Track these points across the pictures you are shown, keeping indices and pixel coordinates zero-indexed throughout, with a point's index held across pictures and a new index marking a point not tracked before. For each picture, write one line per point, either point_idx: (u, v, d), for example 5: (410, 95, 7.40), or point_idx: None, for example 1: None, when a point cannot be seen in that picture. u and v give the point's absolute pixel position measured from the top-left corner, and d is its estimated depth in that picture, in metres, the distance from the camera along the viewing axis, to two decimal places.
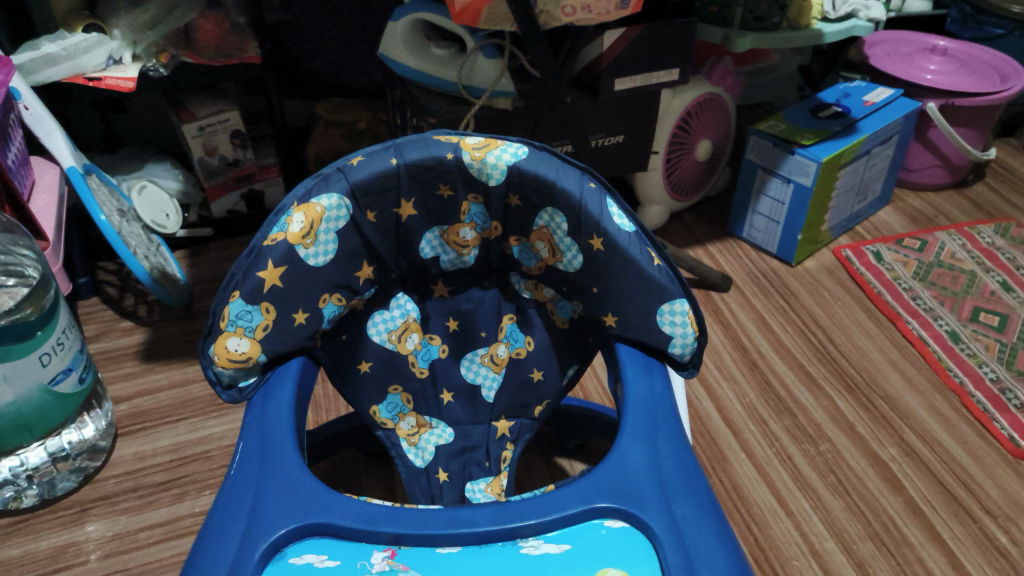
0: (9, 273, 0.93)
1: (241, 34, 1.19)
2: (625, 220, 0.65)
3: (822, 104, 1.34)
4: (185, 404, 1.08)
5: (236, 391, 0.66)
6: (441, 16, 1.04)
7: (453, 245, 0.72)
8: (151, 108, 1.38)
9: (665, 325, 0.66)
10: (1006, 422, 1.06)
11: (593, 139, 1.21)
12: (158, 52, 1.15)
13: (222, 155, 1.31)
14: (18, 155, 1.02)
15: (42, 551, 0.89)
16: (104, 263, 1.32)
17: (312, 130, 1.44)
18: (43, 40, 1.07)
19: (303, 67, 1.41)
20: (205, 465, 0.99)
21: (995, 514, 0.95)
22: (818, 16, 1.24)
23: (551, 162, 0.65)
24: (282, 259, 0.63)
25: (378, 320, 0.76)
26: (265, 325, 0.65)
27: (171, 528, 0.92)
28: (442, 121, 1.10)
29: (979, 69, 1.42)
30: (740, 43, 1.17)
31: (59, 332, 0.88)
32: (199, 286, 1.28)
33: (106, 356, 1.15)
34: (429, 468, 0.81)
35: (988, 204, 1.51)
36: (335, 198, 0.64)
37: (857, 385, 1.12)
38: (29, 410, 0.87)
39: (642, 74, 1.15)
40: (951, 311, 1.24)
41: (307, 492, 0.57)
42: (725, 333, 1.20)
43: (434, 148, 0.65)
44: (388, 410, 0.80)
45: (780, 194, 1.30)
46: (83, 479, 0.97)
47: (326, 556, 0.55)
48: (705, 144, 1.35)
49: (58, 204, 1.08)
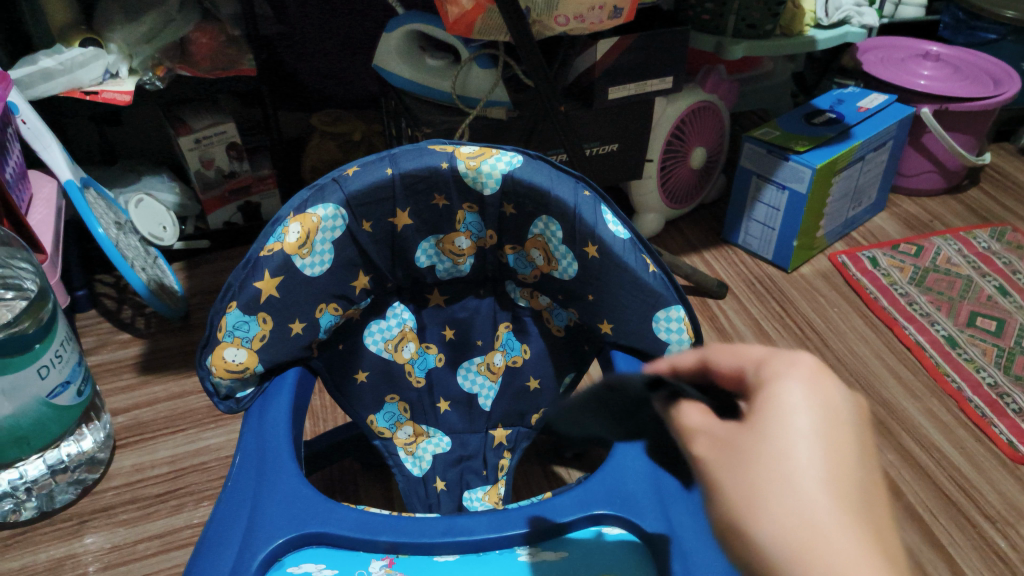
0: (7, 285, 0.94)
1: (237, 47, 1.20)
2: (619, 228, 0.65)
3: (816, 110, 1.35)
4: (182, 416, 1.08)
5: (234, 401, 0.67)
6: (435, 27, 1.04)
7: (449, 254, 0.73)
8: (148, 121, 1.39)
9: (660, 332, 0.66)
10: (1004, 426, 1.07)
11: (588, 147, 1.21)
12: (154, 65, 1.16)
13: (218, 167, 1.32)
14: (16, 169, 1.03)
15: (41, 563, 0.89)
16: (101, 276, 1.32)
17: (308, 141, 1.45)
18: (40, 55, 1.08)
19: (298, 78, 1.42)
20: (203, 476, 0.99)
21: (994, 519, 0.95)
22: (811, 23, 1.25)
23: (546, 171, 0.66)
24: (278, 269, 0.63)
25: (375, 329, 0.76)
26: (262, 335, 0.65)
27: (170, 540, 0.92)
28: (437, 131, 1.10)
29: (972, 74, 1.42)
30: (733, 51, 1.19)
31: (57, 345, 0.88)
32: (196, 297, 1.28)
33: (104, 368, 1.15)
34: (426, 477, 0.80)
35: (983, 209, 1.51)
36: (331, 208, 0.65)
37: (855, 390, 1.12)
38: (28, 423, 0.87)
39: (635, 82, 1.16)
40: (947, 317, 1.24)
41: (304, 502, 0.58)
42: (721, 340, 1.21)
43: (429, 157, 0.66)
44: (385, 419, 0.80)
45: (775, 201, 1.31)
46: (81, 491, 0.97)
47: (324, 565, 0.54)
48: (699, 151, 1.35)
49: (56, 218, 1.08)
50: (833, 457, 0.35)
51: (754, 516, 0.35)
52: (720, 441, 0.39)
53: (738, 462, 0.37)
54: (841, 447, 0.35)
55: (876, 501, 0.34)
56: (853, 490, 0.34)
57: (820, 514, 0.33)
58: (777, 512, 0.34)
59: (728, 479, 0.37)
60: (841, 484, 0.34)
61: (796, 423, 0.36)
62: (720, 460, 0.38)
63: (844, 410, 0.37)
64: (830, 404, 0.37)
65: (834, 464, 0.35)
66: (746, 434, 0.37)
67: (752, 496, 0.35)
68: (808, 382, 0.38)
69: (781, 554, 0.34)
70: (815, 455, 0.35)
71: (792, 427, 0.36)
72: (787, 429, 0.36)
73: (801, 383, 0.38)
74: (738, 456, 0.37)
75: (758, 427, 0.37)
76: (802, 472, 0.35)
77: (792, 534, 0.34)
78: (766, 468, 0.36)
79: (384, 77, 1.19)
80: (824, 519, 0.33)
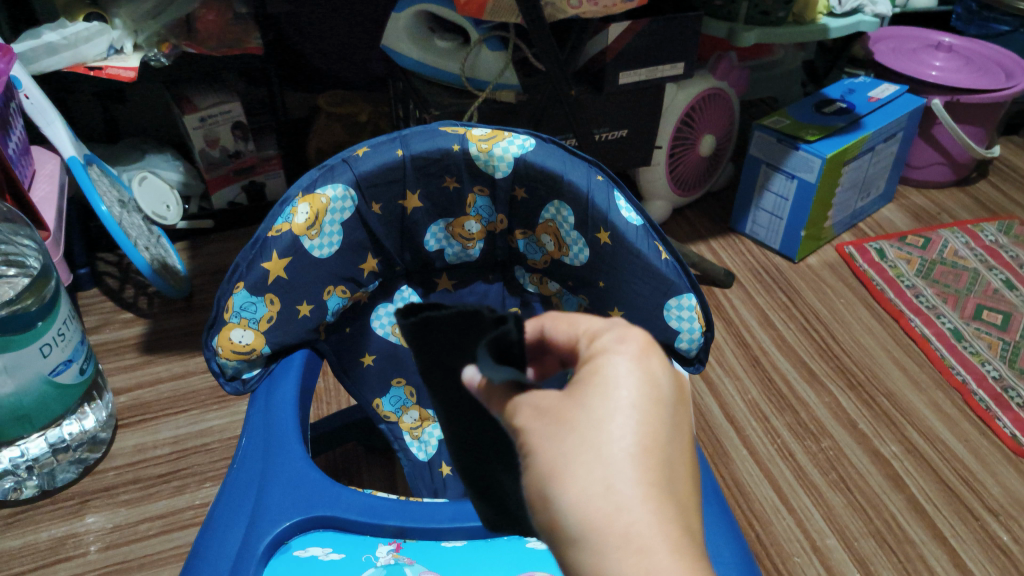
0: (9, 262, 0.93)
1: (243, 25, 1.18)
2: (632, 214, 0.63)
3: (826, 100, 1.33)
4: (185, 397, 1.07)
5: (240, 383, 0.66)
6: (444, 8, 1.03)
7: (459, 238, 0.71)
8: (152, 99, 1.37)
9: (671, 320, 0.64)
10: (1008, 419, 1.07)
11: (597, 133, 1.20)
12: (159, 42, 1.14)
13: (223, 146, 1.30)
14: (18, 144, 1.01)
15: (42, 542, 0.89)
16: (104, 254, 1.32)
17: (313, 123, 1.44)
18: (43, 29, 1.06)
19: (305, 61, 1.41)
20: (205, 457, 0.99)
21: (998, 513, 0.95)
22: (824, 11, 1.23)
23: (560, 156, 0.65)
24: (287, 250, 0.62)
25: (382, 313, 0.75)
26: (270, 317, 0.64)
27: (172, 521, 0.91)
28: (444, 114, 1.09)
29: (984, 65, 1.41)
30: (745, 38, 1.17)
31: (60, 323, 0.87)
32: (199, 278, 1.27)
33: (106, 347, 1.14)
34: (432, 462, 0.79)
35: (991, 202, 1.50)
36: (341, 189, 0.64)
37: (859, 381, 1.12)
38: (30, 401, 0.86)
39: (646, 68, 1.14)
40: (954, 309, 1.24)
41: (312, 486, 0.58)
42: (727, 329, 1.21)
43: (441, 139, 0.65)
44: (391, 403, 0.79)
45: (783, 190, 1.30)
46: (83, 470, 0.97)
47: (331, 549, 0.56)
48: (707, 139, 1.34)
49: (58, 195, 1.07)
50: (644, 432, 0.32)
51: (605, 543, 0.29)
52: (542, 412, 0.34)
53: (555, 430, 0.33)
54: (662, 425, 0.32)
55: (689, 500, 0.31)
56: (665, 469, 0.31)
57: (654, 527, 0.29)
58: (612, 532, 0.29)
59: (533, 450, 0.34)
60: (648, 462, 0.31)
61: (614, 395, 0.33)
62: (535, 429, 0.34)
63: (668, 388, 0.34)
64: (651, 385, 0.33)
65: (643, 442, 0.31)
66: (567, 404, 0.33)
67: (585, 509, 0.30)
68: (632, 359, 0.34)
69: (580, 523, 0.30)
70: (642, 412, 0.32)
71: (607, 399, 0.33)
72: (602, 401, 0.33)
73: (625, 359, 0.34)
74: (557, 425, 0.33)
75: (580, 400, 0.33)
76: (611, 448, 0.31)
77: (633, 559, 0.29)
78: (580, 461, 0.31)
79: (391, 58, 1.18)
80: (651, 526, 0.29)
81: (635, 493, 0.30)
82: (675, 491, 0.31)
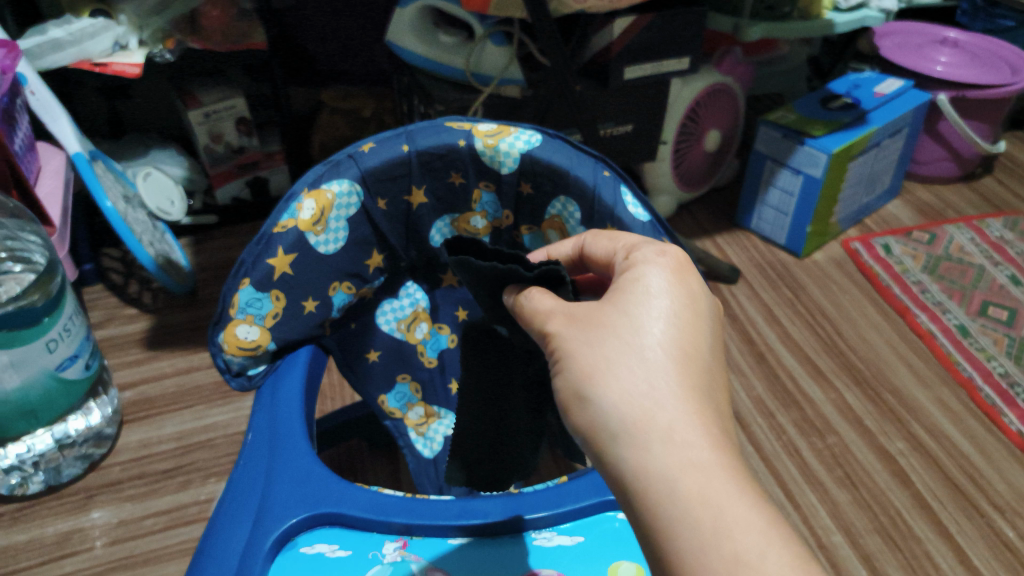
0: (16, 258, 0.91)
1: (248, 20, 1.17)
2: (639, 210, 0.63)
3: (833, 95, 1.32)
4: (190, 392, 1.07)
5: (245, 379, 0.66)
6: (449, 2, 1.03)
7: (464, 233, 0.71)
8: (156, 95, 1.37)
9: None
10: (1014, 416, 1.06)
11: (603, 128, 1.20)
12: (164, 37, 1.13)
13: (227, 142, 1.30)
14: (25, 140, 1.01)
15: (48, 537, 0.89)
16: (108, 250, 1.32)
17: (316, 118, 1.44)
18: (50, 25, 1.07)
19: (309, 55, 1.40)
20: (210, 452, 0.99)
21: (1003, 510, 0.95)
22: (829, 7, 1.22)
23: (565, 151, 0.64)
24: (292, 246, 0.62)
25: (388, 309, 0.76)
26: (275, 313, 0.64)
27: (177, 516, 0.91)
28: (450, 109, 1.09)
29: (990, 60, 1.40)
30: (750, 32, 1.16)
31: (66, 319, 0.87)
32: (204, 273, 1.28)
33: (110, 343, 1.14)
34: (437, 460, 0.79)
35: (997, 197, 1.50)
36: (347, 185, 0.63)
37: (865, 377, 1.12)
38: (36, 397, 0.86)
39: (652, 63, 1.14)
40: (960, 305, 1.24)
41: (319, 482, 0.58)
42: (733, 325, 1.20)
43: (446, 135, 0.64)
44: (396, 399, 0.79)
45: (789, 185, 1.29)
46: (89, 465, 0.97)
47: (337, 546, 0.56)
48: (712, 134, 1.35)
49: (64, 190, 1.07)
50: (679, 341, 0.42)
51: (647, 434, 0.38)
52: (573, 318, 0.45)
53: (593, 337, 0.43)
54: (692, 334, 0.43)
55: (723, 408, 0.41)
56: (696, 372, 0.41)
57: (690, 422, 0.38)
58: (655, 425, 0.38)
59: (572, 355, 0.43)
60: (685, 366, 0.41)
61: (654, 305, 0.44)
62: (576, 334, 0.44)
63: (700, 301, 0.45)
64: (689, 301, 0.45)
65: (682, 350, 0.42)
66: (604, 313, 0.44)
67: (628, 402, 0.39)
68: (669, 275, 0.46)
69: (623, 419, 0.39)
70: (676, 325, 0.43)
71: (649, 313, 0.43)
72: (644, 311, 0.43)
73: (662, 272, 0.46)
74: (593, 333, 0.43)
75: (620, 311, 0.43)
76: (651, 352, 0.41)
77: (672, 445, 0.38)
78: (623, 366, 0.41)
79: (396, 54, 1.17)
80: (687, 421, 0.38)
81: (672, 388, 0.40)
82: (705, 394, 0.40)
